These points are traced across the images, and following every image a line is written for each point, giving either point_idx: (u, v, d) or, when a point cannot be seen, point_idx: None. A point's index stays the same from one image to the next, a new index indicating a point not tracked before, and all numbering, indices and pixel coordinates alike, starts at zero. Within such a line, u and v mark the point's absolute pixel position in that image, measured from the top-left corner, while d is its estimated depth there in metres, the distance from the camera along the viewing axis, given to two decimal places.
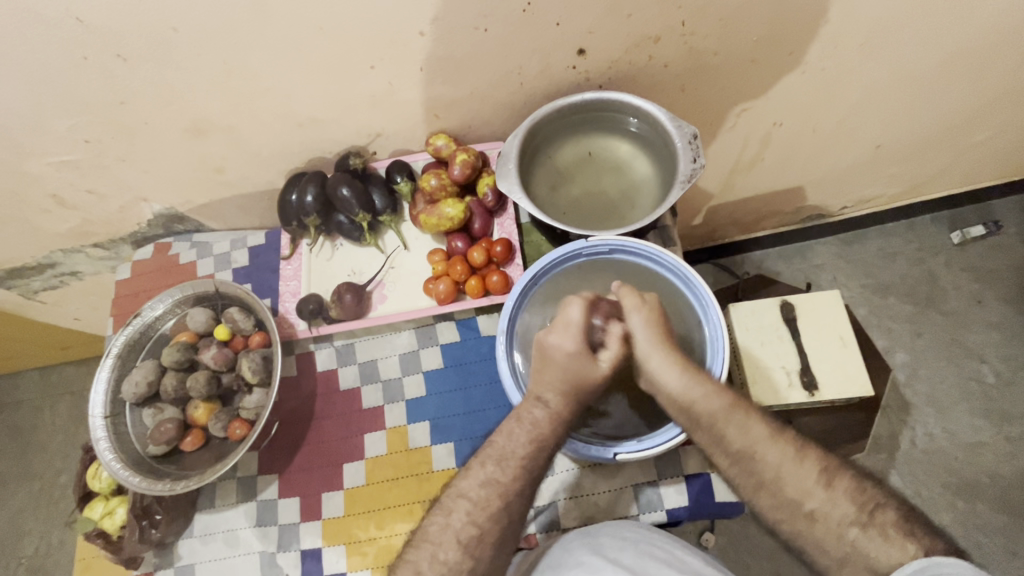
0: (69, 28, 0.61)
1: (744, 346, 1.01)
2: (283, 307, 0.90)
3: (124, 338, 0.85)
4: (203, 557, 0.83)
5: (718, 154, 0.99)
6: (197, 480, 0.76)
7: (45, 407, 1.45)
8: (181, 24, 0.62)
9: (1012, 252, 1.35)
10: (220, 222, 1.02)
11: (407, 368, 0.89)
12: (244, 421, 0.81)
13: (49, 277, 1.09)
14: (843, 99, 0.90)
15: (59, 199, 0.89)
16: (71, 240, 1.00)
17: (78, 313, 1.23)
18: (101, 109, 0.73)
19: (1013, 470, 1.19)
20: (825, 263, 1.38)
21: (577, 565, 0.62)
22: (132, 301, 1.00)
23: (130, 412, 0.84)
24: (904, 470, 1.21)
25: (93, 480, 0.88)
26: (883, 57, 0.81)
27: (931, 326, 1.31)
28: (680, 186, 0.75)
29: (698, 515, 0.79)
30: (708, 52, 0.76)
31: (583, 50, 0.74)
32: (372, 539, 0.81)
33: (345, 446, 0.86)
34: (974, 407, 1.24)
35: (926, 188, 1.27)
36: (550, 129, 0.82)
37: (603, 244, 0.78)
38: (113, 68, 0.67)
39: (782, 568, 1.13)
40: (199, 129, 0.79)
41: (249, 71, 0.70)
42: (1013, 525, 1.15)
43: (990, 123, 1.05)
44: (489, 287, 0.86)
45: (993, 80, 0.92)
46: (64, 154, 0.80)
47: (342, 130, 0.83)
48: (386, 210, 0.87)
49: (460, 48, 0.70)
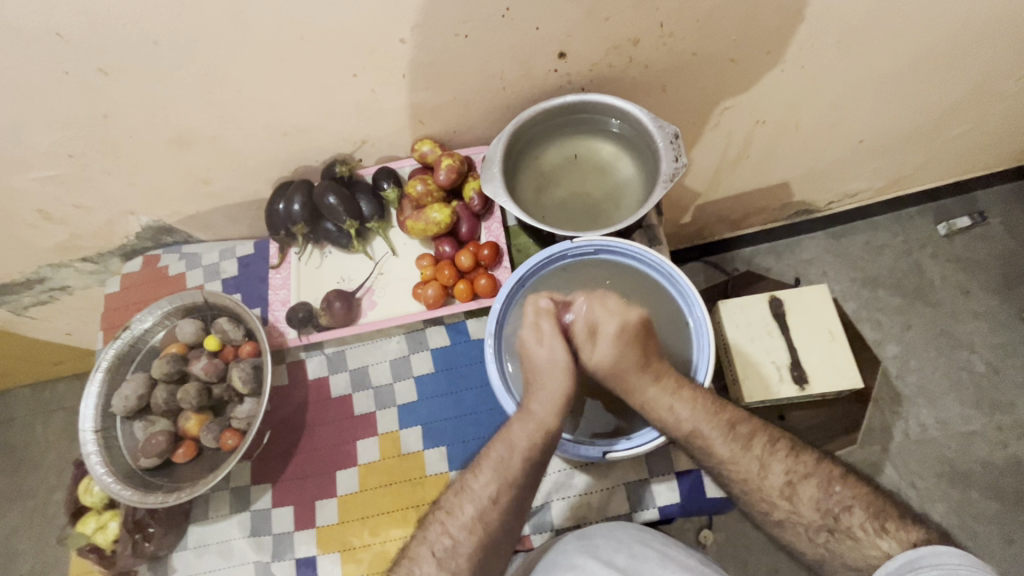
0: (50, 43, 0.61)
1: (734, 341, 1.03)
2: (273, 315, 0.90)
3: (113, 351, 0.85)
4: (197, 569, 0.83)
5: (702, 153, 1.00)
6: (189, 492, 0.76)
7: (37, 424, 1.44)
8: (161, 37, 0.62)
9: (998, 242, 1.36)
10: (209, 233, 1.02)
11: (398, 374, 0.89)
12: (235, 431, 0.81)
13: (38, 293, 1.08)
14: (823, 96, 0.91)
15: (45, 214, 0.89)
16: (58, 254, 1.00)
17: (69, 328, 1.23)
18: (83, 122, 0.73)
19: (1006, 458, 1.20)
20: (814, 258, 1.39)
21: (570, 567, 0.62)
22: (121, 314, 1.00)
23: (120, 425, 0.84)
24: (898, 461, 1.21)
25: (84, 495, 0.87)
26: (860, 53, 0.82)
27: (919, 317, 1.32)
28: (663, 185, 0.75)
29: (690, 512, 0.79)
30: (687, 53, 0.77)
31: (563, 54, 0.75)
32: (366, 546, 0.81)
33: (337, 453, 0.86)
34: (965, 395, 1.25)
35: (911, 180, 1.29)
36: (535, 132, 0.83)
37: (588, 244, 0.78)
38: (96, 82, 0.67)
39: (780, 562, 1.13)
40: (184, 141, 0.79)
41: (233, 82, 0.70)
42: (1007, 512, 1.16)
43: (969, 116, 1.07)
44: (478, 290, 0.86)
45: (969, 73, 0.93)
46: (49, 169, 0.80)
47: (327, 138, 0.83)
48: (373, 216, 0.88)
49: (441, 55, 0.71)
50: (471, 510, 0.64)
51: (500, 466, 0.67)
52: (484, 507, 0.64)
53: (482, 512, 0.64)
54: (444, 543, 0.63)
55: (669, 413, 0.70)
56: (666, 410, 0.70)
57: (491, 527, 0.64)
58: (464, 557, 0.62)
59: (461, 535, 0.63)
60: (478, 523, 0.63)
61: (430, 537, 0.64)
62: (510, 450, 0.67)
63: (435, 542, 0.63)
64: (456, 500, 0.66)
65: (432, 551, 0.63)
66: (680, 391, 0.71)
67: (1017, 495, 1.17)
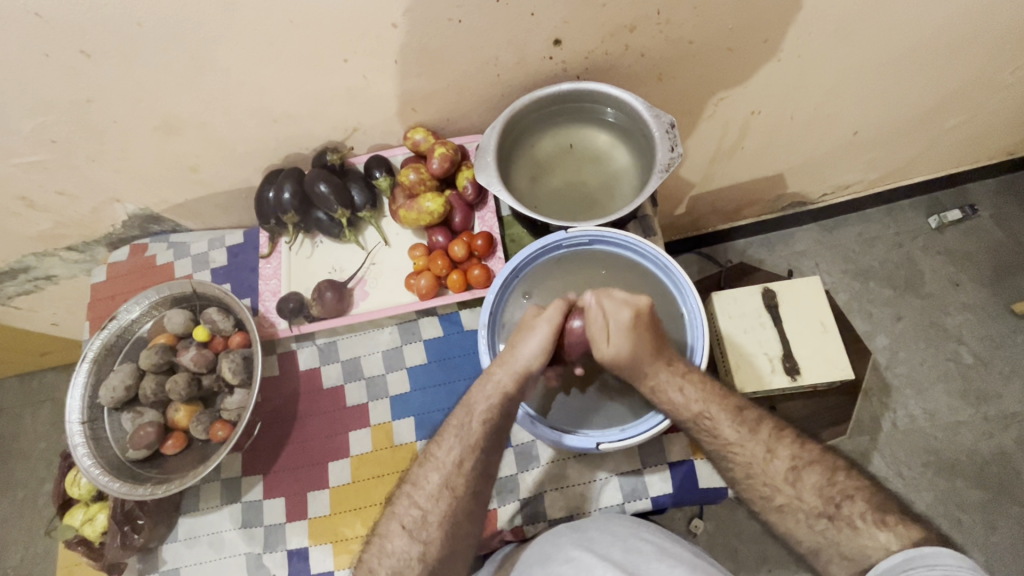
0: (29, 23, 0.59)
1: (727, 332, 1.03)
2: (263, 306, 0.89)
3: (100, 341, 0.83)
4: (188, 561, 0.82)
5: (698, 143, 1.00)
6: (178, 484, 0.75)
7: (25, 415, 1.42)
8: (146, 19, 0.60)
9: (988, 235, 1.37)
10: (198, 222, 1.01)
11: (390, 365, 0.89)
12: (225, 423, 0.80)
13: (22, 282, 1.06)
14: (819, 87, 0.91)
15: (28, 202, 0.87)
16: (42, 243, 0.97)
17: (56, 318, 1.21)
18: (66, 107, 0.71)
19: (991, 448, 1.21)
20: (807, 249, 1.39)
21: (566, 560, 0.62)
22: (108, 304, 0.99)
23: (108, 416, 0.83)
24: (885, 451, 1.23)
25: (71, 487, 0.86)
26: (857, 43, 0.82)
27: (910, 310, 1.33)
28: (658, 175, 0.75)
29: (682, 502, 0.79)
30: (684, 41, 0.76)
31: (559, 41, 0.73)
32: (358, 537, 0.81)
33: (329, 445, 0.85)
34: (953, 386, 1.27)
35: (904, 173, 1.29)
36: (530, 120, 0.82)
37: (583, 235, 0.78)
38: (79, 65, 0.65)
39: (769, 551, 1.14)
40: (170, 126, 0.77)
41: (220, 65, 0.68)
42: (991, 500, 1.18)
43: (962, 109, 1.07)
44: (471, 281, 0.85)
45: (965, 64, 0.93)
46: (31, 155, 0.78)
47: (318, 125, 0.82)
48: (365, 205, 0.86)
49: (435, 40, 0.70)
50: (438, 480, 0.64)
51: (465, 435, 0.66)
52: (450, 473, 0.64)
53: (449, 478, 0.64)
54: (414, 515, 0.62)
55: (677, 394, 0.69)
56: (672, 392, 0.69)
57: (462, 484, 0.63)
58: (435, 527, 0.61)
59: (431, 494, 0.63)
60: (447, 490, 0.63)
61: (399, 510, 0.63)
62: (471, 415, 0.67)
63: (407, 518, 0.62)
64: (423, 471, 0.65)
65: (402, 524, 0.62)
66: (686, 374, 0.71)
67: (1001, 483, 1.19)
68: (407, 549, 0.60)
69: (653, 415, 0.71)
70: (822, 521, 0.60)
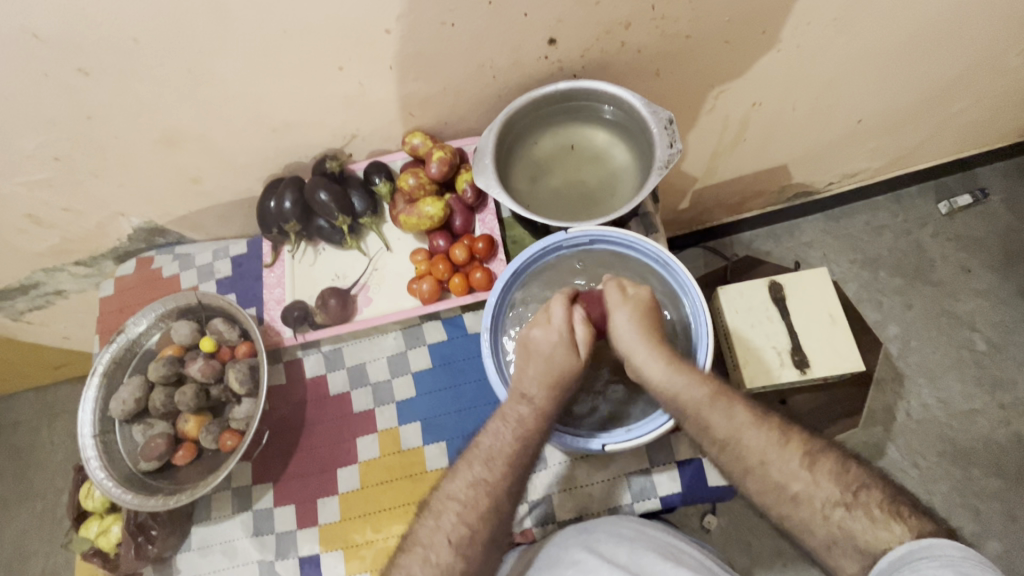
0: (26, 45, 0.60)
1: (734, 327, 1.02)
2: (268, 315, 0.89)
3: (109, 355, 0.85)
4: (202, 569, 0.83)
5: (698, 137, 0.99)
6: (189, 494, 0.76)
7: (42, 427, 1.44)
8: (140, 34, 0.61)
9: (1000, 219, 1.35)
10: (201, 233, 1.02)
11: (396, 370, 0.89)
12: (234, 432, 0.81)
13: (33, 298, 1.07)
14: (821, 75, 0.89)
15: (35, 219, 0.88)
16: (51, 258, 0.98)
17: (67, 332, 1.22)
18: (66, 125, 0.72)
19: (1008, 436, 1.19)
20: (814, 240, 1.38)
21: (571, 564, 0.62)
22: (116, 317, 1.00)
23: (119, 428, 0.84)
24: (900, 441, 1.21)
25: (85, 500, 0.88)
26: (858, 28, 0.80)
27: (921, 298, 1.31)
28: (658, 172, 0.74)
29: (691, 500, 0.79)
30: (681, 36, 0.75)
31: (553, 40, 0.73)
32: (369, 542, 0.81)
33: (337, 451, 0.86)
34: (966, 374, 1.25)
35: (911, 159, 1.27)
36: (528, 121, 0.81)
37: (583, 235, 0.77)
38: (77, 83, 0.66)
39: (785, 546, 1.13)
40: (170, 140, 0.78)
41: (217, 77, 0.69)
42: (1010, 489, 1.16)
43: (970, 91, 1.04)
44: (473, 284, 0.85)
45: (970, 46, 0.91)
46: (35, 173, 0.79)
47: (316, 133, 0.82)
48: (366, 212, 0.86)
49: (429, 44, 0.69)
50: (481, 495, 0.63)
51: (506, 453, 0.65)
52: (460, 486, 0.63)
53: (459, 492, 0.63)
54: (425, 526, 0.62)
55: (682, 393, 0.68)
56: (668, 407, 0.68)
57: (488, 489, 0.63)
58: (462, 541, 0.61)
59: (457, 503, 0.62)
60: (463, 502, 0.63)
61: (437, 526, 0.61)
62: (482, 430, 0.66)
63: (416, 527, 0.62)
64: (455, 492, 0.63)
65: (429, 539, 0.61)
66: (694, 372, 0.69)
67: (1020, 472, 1.17)
68: (448, 561, 0.59)
69: (658, 415, 0.71)
70: (833, 503, 0.59)
